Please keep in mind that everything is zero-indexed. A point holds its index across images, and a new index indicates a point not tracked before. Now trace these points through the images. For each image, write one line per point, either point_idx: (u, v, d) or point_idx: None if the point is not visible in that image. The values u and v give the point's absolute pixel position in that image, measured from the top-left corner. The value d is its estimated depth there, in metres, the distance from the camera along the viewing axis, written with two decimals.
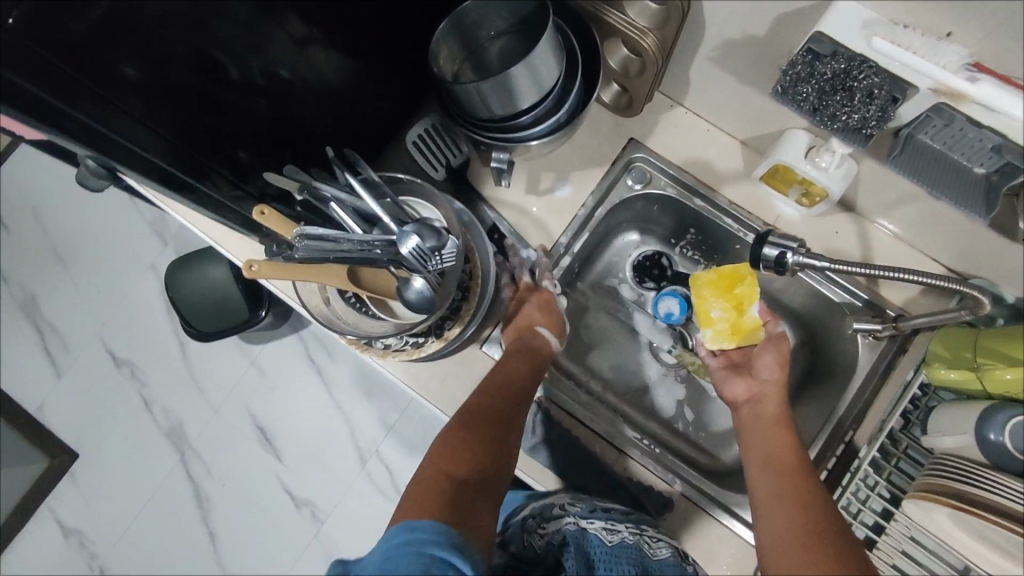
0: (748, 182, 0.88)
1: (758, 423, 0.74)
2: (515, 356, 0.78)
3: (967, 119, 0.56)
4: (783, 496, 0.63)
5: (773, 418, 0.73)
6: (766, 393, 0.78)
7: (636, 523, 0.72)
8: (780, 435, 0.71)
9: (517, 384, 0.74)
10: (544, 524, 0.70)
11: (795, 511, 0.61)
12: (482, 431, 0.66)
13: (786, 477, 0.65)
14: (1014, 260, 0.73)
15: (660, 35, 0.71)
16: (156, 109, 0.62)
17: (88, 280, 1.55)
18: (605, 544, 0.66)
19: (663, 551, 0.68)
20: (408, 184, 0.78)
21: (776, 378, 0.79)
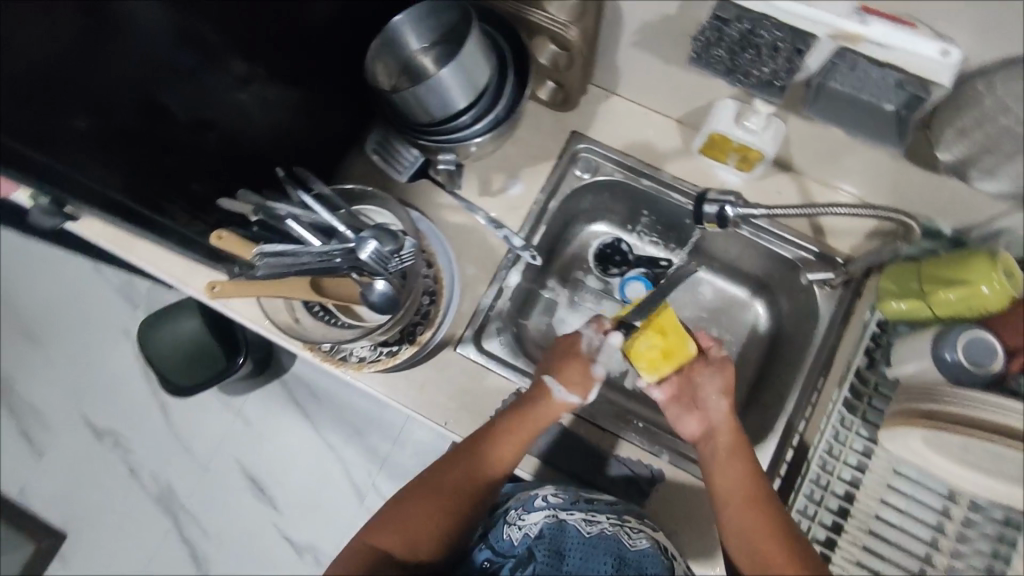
0: (689, 157, 0.92)
1: (718, 457, 0.72)
2: (520, 424, 0.76)
3: (866, 60, 0.62)
4: (754, 536, 0.65)
5: (727, 447, 0.71)
6: (718, 428, 0.73)
7: (619, 514, 0.73)
8: (737, 467, 0.70)
9: (493, 442, 0.75)
10: (523, 514, 0.72)
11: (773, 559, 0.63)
12: (426, 499, 0.71)
13: (755, 519, 0.66)
14: (942, 193, 0.78)
15: (582, 27, 0.76)
16: (113, 154, 0.65)
17: (60, 354, 1.52)
18: (582, 536, 0.69)
19: (642, 540, 0.70)
20: (363, 194, 0.82)
21: (725, 409, 0.73)
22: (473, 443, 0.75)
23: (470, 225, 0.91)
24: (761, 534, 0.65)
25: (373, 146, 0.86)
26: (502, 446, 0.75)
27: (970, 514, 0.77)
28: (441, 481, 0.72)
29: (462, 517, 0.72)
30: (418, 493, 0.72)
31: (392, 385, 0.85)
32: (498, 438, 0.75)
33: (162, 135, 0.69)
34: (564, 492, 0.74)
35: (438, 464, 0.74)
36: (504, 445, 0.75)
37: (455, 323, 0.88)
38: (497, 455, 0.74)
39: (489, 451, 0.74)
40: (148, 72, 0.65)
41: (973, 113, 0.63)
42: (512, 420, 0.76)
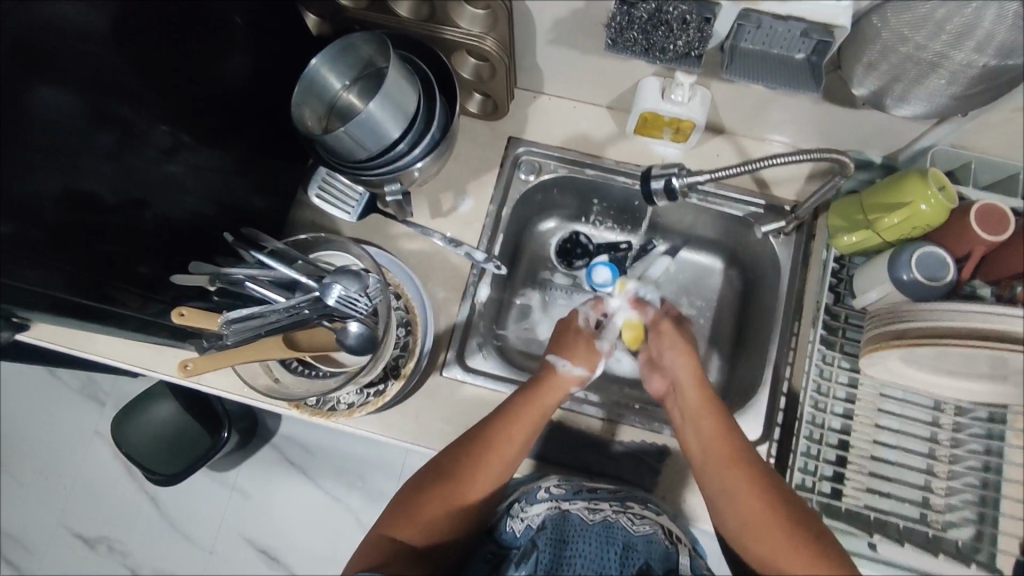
0: (626, 139, 0.94)
1: (686, 415, 0.75)
2: (528, 408, 0.75)
3: (770, 17, 0.64)
4: (732, 487, 0.68)
5: (693, 406, 0.74)
6: (680, 378, 0.78)
7: (621, 501, 0.75)
8: (710, 423, 0.72)
9: (512, 424, 0.73)
10: (525, 507, 0.75)
11: (750, 506, 0.66)
12: (440, 487, 0.70)
13: (733, 472, 0.68)
14: (865, 126, 0.82)
15: (496, 36, 0.78)
16: (37, 250, 0.60)
17: (30, 472, 1.45)
18: (585, 523, 0.72)
19: (646, 526, 0.72)
20: (314, 241, 0.81)
21: (685, 366, 0.78)
22: (482, 431, 0.73)
23: (429, 248, 0.91)
24: (735, 482, 0.67)
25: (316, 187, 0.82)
26: (515, 431, 0.73)
27: (957, 418, 0.82)
28: (452, 471, 0.71)
29: (470, 506, 0.71)
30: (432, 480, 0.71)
31: (386, 424, 0.83)
32: (510, 424, 0.73)
33: (97, 223, 0.65)
34: (566, 483, 0.77)
35: (447, 452, 0.74)
36: (515, 431, 0.73)
37: (435, 348, 0.88)
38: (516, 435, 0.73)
39: (501, 437, 0.72)
40: (69, 155, 0.61)
41: (876, 47, 0.66)
42: (528, 403, 0.75)
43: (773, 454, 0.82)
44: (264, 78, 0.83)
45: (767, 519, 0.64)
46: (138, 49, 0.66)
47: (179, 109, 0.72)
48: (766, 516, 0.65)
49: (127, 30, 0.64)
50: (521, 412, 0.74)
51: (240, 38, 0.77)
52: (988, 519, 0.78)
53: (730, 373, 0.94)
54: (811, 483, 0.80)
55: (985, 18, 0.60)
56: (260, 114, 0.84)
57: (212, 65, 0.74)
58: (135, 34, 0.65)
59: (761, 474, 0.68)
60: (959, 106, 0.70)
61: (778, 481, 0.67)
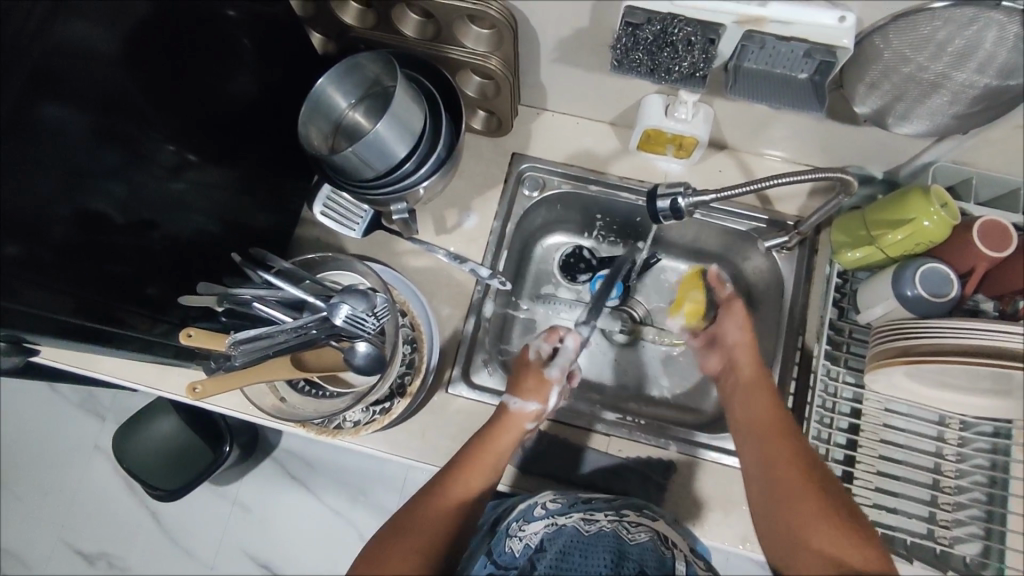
0: (629, 155, 0.95)
1: (739, 390, 0.77)
2: (484, 451, 0.73)
3: (774, 38, 0.65)
4: (769, 450, 0.69)
5: (748, 379, 0.76)
6: (737, 358, 0.80)
7: (617, 510, 0.75)
8: (759, 394, 0.74)
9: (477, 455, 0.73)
10: (523, 524, 0.74)
11: (783, 469, 0.66)
12: (412, 520, 0.67)
13: (774, 436, 0.69)
14: (867, 142, 0.83)
15: (500, 55, 0.79)
16: (48, 270, 0.59)
17: (29, 487, 1.43)
18: (582, 536, 0.72)
19: (643, 534, 0.72)
20: (320, 261, 0.80)
21: (745, 339, 0.80)
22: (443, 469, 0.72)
23: (434, 264, 0.92)
24: (775, 443, 0.69)
25: (321, 203, 0.84)
26: (479, 464, 0.72)
27: (963, 432, 0.82)
28: (427, 498, 0.69)
29: (440, 544, 0.65)
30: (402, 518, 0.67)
31: (391, 442, 0.83)
32: (472, 459, 0.72)
33: (105, 243, 0.65)
34: (561, 497, 0.77)
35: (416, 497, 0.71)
36: (475, 466, 0.72)
37: (441, 365, 0.88)
38: (482, 467, 0.72)
39: (468, 467, 0.72)
40: (79, 177, 0.61)
41: (878, 67, 0.67)
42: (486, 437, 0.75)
43: None
44: (269, 97, 0.83)
45: (799, 485, 0.64)
46: (144, 70, 0.66)
47: (183, 127, 0.72)
48: (798, 486, 0.64)
49: (136, 51, 0.64)
50: (477, 448, 0.74)
51: (246, 58, 0.77)
52: (995, 535, 0.78)
53: None
54: None
55: (986, 39, 0.61)
56: (265, 134, 0.85)
57: (216, 86, 0.75)
58: (145, 56, 0.65)
59: (792, 447, 0.68)
60: (960, 124, 0.71)
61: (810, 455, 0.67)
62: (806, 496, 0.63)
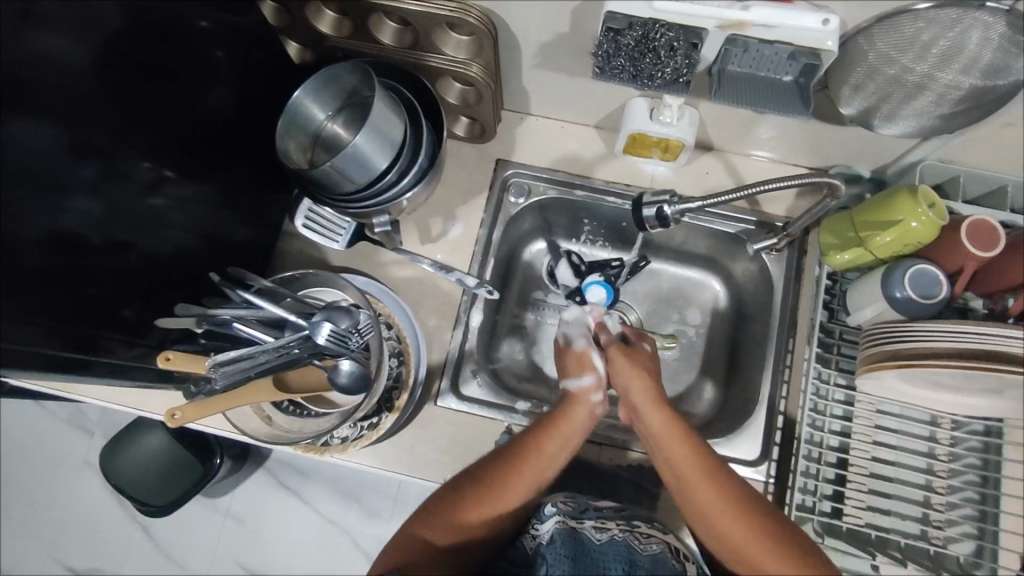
0: (615, 159, 0.94)
1: (652, 440, 0.71)
2: (553, 433, 0.72)
3: (757, 41, 0.64)
4: (709, 506, 0.65)
5: (656, 428, 0.70)
6: (639, 407, 0.73)
7: (628, 519, 0.73)
8: (679, 440, 0.68)
9: (551, 434, 0.72)
10: (534, 524, 0.74)
11: (734, 527, 0.63)
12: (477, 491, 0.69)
13: (707, 489, 0.65)
14: (853, 142, 0.82)
15: (481, 61, 0.78)
16: (24, 298, 0.57)
17: (17, 505, 1.41)
18: (594, 543, 0.70)
19: (654, 545, 0.70)
20: (300, 278, 0.78)
21: (638, 389, 0.73)
22: (513, 444, 0.71)
23: (420, 275, 0.90)
24: (716, 499, 0.65)
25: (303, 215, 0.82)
26: (545, 446, 0.71)
27: (954, 432, 0.82)
28: (489, 471, 0.70)
29: (500, 520, 0.70)
30: (466, 483, 0.70)
31: (383, 457, 0.82)
32: (544, 436, 0.72)
33: (79, 265, 0.63)
34: (574, 499, 0.76)
35: (487, 459, 0.72)
36: (546, 445, 0.71)
37: (429, 377, 0.86)
38: (558, 442, 0.72)
39: (539, 443, 0.71)
40: (52, 198, 0.59)
41: (863, 68, 0.66)
42: (557, 420, 0.73)
43: (771, 473, 0.82)
44: (247, 109, 0.82)
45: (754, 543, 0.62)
46: (116, 86, 0.63)
47: (158, 142, 0.70)
48: (750, 540, 0.62)
49: (104, 66, 0.62)
50: (553, 428, 0.73)
51: (221, 70, 0.75)
52: (989, 535, 0.78)
53: (727, 390, 0.94)
54: (810, 502, 0.80)
55: (970, 40, 0.60)
56: (244, 146, 0.83)
57: (192, 101, 0.73)
58: (114, 72, 0.63)
59: (733, 498, 0.65)
60: (946, 124, 0.70)
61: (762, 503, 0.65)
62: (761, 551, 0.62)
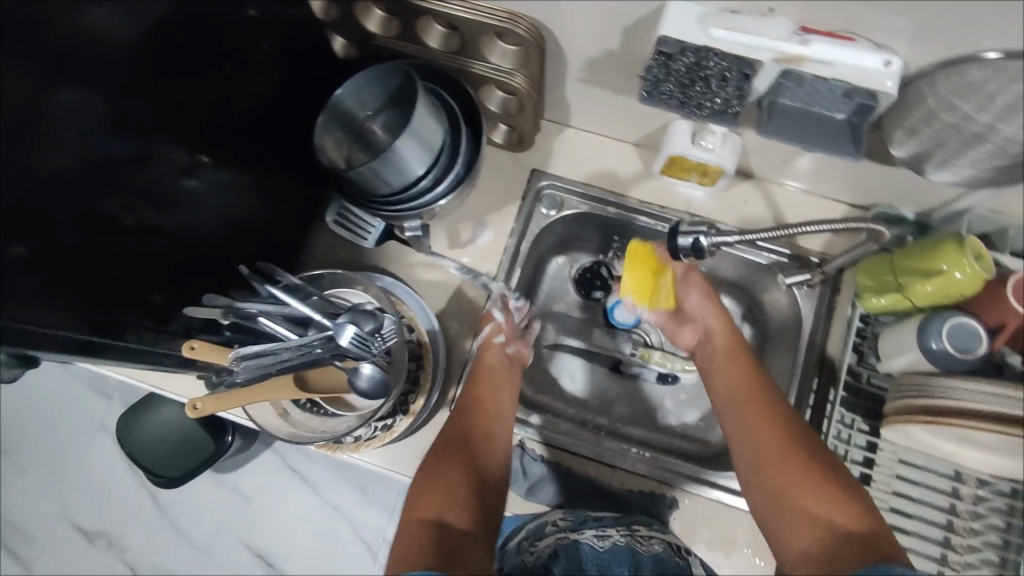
0: (652, 178, 0.93)
1: (714, 361, 0.82)
2: (483, 381, 0.81)
3: (814, 77, 0.62)
4: (752, 424, 0.71)
5: (725, 354, 0.81)
6: (710, 329, 0.85)
7: (627, 524, 0.73)
8: (742, 371, 0.78)
9: (483, 385, 0.80)
10: (535, 541, 0.72)
11: (768, 438, 0.69)
12: (454, 458, 0.72)
13: (755, 408, 0.72)
14: (901, 184, 0.80)
15: (526, 72, 0.77)
16: (61, 280, 0.58)
17: (35, 462, 1.45)
18: (596, 551, 0.69)
19: (655, 546, 0.70)
20: (328, 278, 0.79)
21: (711, 311, 0.86)
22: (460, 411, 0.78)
23: (445, 280, 0.90)
24: (761, 419, 0.71)
25: (333, 214, 0.83)
26: (482, 396, 0.79)
27: (979, 491, 0.79)
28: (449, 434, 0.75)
29: (483, 477, 0.71)
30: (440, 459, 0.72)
31: (393, 458, 0.83)
32: (478, 388, 0.80)
33: (111, 248, 0.63)
34: (571, 515, 0.76)
35: (438, 444, 0.74)
36: (483, 394, 0.79)
37: (446, 383, 0.86)
38: (491, 389, 0.80)
39: (479, 398, 0.79)
40: (89, 178, 0.60)
41: (920, 112, 0.64)
42: (479, 372, 0.82)
43: None
44: (287, 101, 0.82)
45: (784, 453, 0.66)
46: (156, 71, 0.64)
47: (192, 130, 0.70)
48: (782, 450, 0.67)
49: (148, 53, 0.62)
50: (480, 377, 0.81)
51: (266, 62, 0.76)
52: None
53: None
54: None
55: None
56: (281, 139, 0.84)
57: (231, 89, 0.73)
58: (156, 59, 0.63)
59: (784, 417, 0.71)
60: (1001, 176, 0.68)
61: (801, 425, 0.70)
62: (795, 461, 0.65)
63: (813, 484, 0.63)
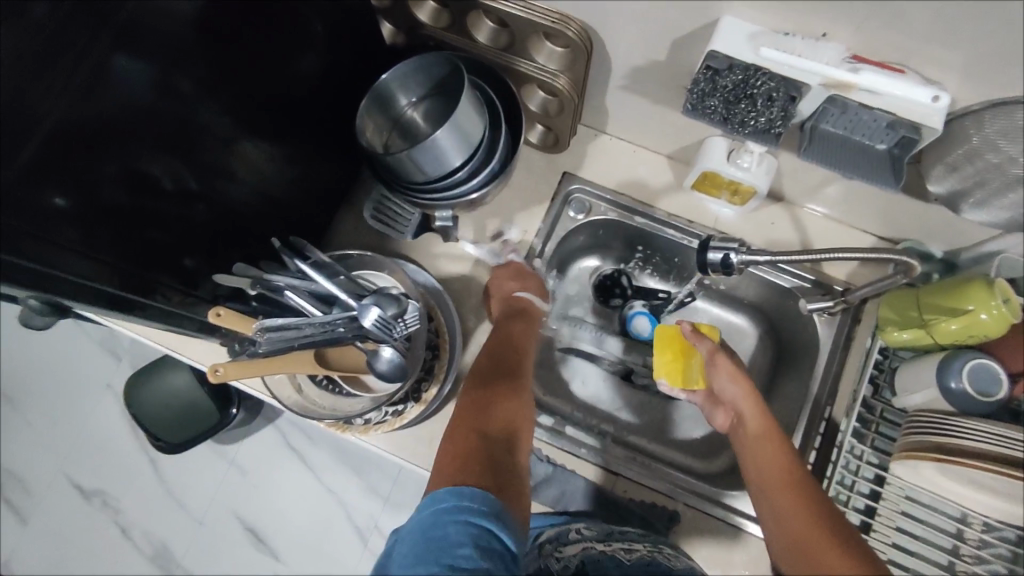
0: (682, 192, 0.93)
1: (748, 442, 0.73)
2: (522, 329, 0.78)
3: (859, 105, 0.62)
4: (786, 509, 0.62)
5: (756, 430, 0.73)
6: (741, 408, 0.77)
7: (654, 544, 0.71)
8: (773, 446, 0.69)
9: (521, 329, 0.78)
10: (560, 548, 0.71)
11: (801, 521, 0.60)
12: (501, 386, 0.66)
13: (787, 494, 0.63)
14: (933, 221, 0.80)
15: (571, 75, 0.78)
16: (98, 234, 0.59)
17: (40, 414, 1.47)
18: (624, 563, 0.65)
19: (681, 564, 0.68)
20: (358, 259, 0.80)
21: (738, 391, 0.78)
22: (499, 348, 0.73)
23: (468, 274, 0.91)
24: (793, 498, 0.62)
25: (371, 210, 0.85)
26: (520, 338, 0.76)
27: (983, 535, 0.77)
28: (493, 365, 0.70)
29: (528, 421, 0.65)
30: (484, 385, 0.66)
31: (399, 444, 0.83)
32: (517, 331, 0.77)
33: (147, 209, 0.64)
34: (595, 528, 0.75)
35: (474, 374, 0.69)
36: (520, 339, 0.76)
37: (459, 375, 0.87)
38: (525, 336, 0.77)
39: (515, 342, 0.75)
40: (137, 138, 0.61)
41: (963, 150, 0.64)
42: (518, 318, 0.80)
43: None
44: (331, 82, 0.83)
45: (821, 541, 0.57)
46: (212, 38, 0.64)
47: (239, 101, 0.71)
48: (815, 527, 0.59)
49: (206, 23, 0.63)
50: (522, 319, 0.80)
51: (317, 43, 0.76)
52: None
53: None
54: None
55: None
56: (322, 120, 0.84)
57: (282, 67, 0.74)
58: (213, 26, 0.64)
59: (816, 498, 0.62)
60: None
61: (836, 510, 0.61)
62: (831, 550, 0.56)
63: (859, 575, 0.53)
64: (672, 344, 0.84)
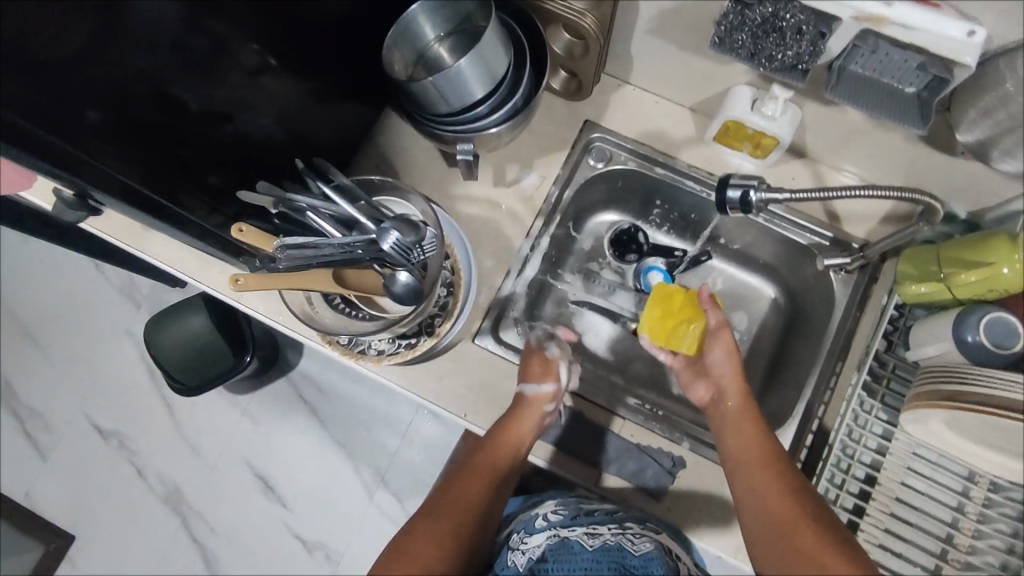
0: (703, 145, 0.92)
1: (728, 421, 0.74)
2: (531, 407, 0.78)
3: (890, 42, 0.62)
4: (764, 489, 0.65)
5: (735, 409, 0.74)
6: (725, 387, 0.77)
7: (620, 521, 0.76)
8: (751, 427, 0.71)
9: (527, 419, 0.77)
10: (528, 537, 0.78)
11: (779, 501, 0.63)
12: (473, 487, 0.72)
13: (767, 473, 0.66)
14: (958, 176, 0.79)
15: (598, 14, 0.76)
16: (129, 147, 0.63)
17: (62, 355, 1.51)
18: (586, 550, 0.73)
19: (646, 544, 0.72)
20: (381, 184, 0.81)
21: (729, 369, 0.78)
22: (495, 429, 0.77)
23: (485, 217, 0.91)
24: (774, 481, 0.64)
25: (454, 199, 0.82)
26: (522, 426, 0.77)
27: (989, 494, 0.78)
28: (478, 456, 0.75)
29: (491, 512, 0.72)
30: (459, 483, 0.72)
31: (411, 378, 0.84)
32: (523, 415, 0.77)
33: (175, 128, 0.67)
34: (566, 507, 0.81)
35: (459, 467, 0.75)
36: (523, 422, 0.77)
37: (472, 315, 0.88)
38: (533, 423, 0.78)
39: (514, 424, 0.77)
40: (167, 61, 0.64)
41: (995, 94, 0.63)
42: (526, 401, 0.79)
43: None
44: None
45: (797, 522, 0.60)
46: None
47: (270, 31, 0.73)
48: (795, 514, 0.61)
49: None
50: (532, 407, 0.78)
51: None
52: None
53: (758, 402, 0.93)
54: None
55: None
56: None
57: None
58: None
59: (795, 481, 0.65)
60: None
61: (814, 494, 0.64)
62: (812, 535, 0.59)
63: (827, 552, 0.57)
64: (668, 308, 0.85)
